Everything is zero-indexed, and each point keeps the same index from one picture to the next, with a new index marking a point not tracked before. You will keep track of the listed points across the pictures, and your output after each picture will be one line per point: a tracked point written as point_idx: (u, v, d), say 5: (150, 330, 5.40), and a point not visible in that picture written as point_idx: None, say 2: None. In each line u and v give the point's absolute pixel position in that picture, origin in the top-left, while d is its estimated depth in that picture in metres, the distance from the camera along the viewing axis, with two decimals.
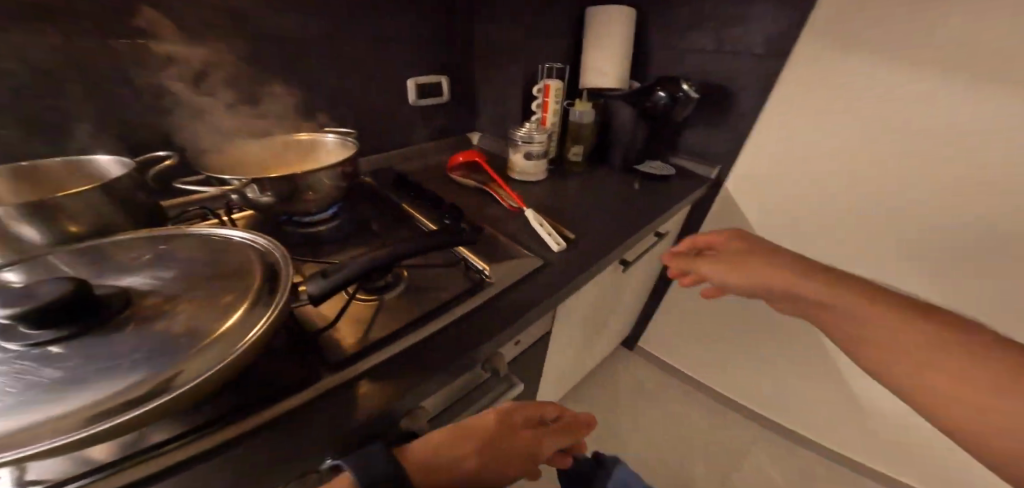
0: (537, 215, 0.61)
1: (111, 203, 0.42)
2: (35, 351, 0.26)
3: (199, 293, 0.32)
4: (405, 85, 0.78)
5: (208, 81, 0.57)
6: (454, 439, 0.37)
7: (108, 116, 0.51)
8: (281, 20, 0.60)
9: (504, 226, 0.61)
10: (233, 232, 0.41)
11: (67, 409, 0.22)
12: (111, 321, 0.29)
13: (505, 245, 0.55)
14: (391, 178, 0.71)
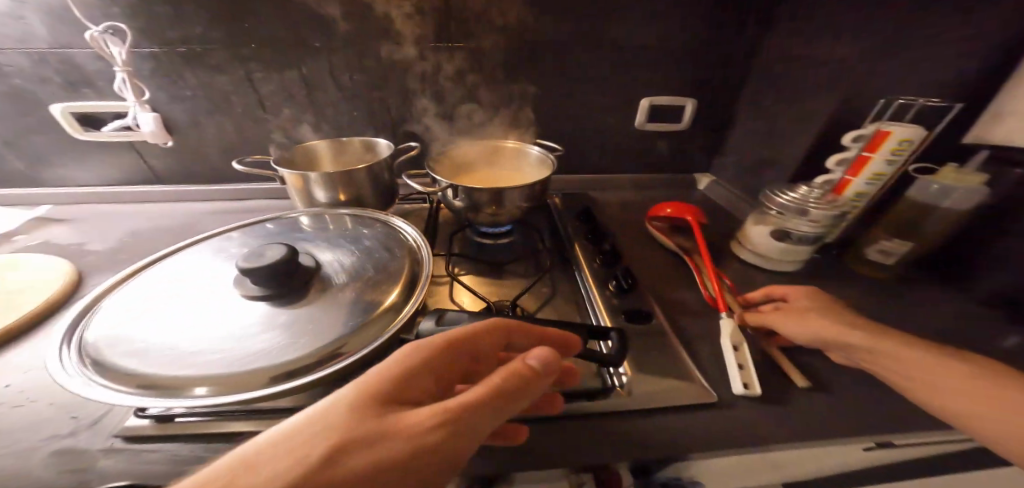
0: (733, 325, 0.39)
1: (368, 184, 0.51)
2: (242, 308, 0.32)
3: (369, 271, 0.36)
4: (640, 102, 0.67)
5: (461, 81, 0.63)
6: (401, 370, 0.21)
7: (400, 110, 0.65)
8: (550, 33, 0.60)
9: (684, 319, 0.44)
10: (405, 225, 0.45)
11: (262, 364, 0.27)
12: (300, 291, 0.33)
13: (672, 347, 0.39)
14: (580, 209, 0.63)
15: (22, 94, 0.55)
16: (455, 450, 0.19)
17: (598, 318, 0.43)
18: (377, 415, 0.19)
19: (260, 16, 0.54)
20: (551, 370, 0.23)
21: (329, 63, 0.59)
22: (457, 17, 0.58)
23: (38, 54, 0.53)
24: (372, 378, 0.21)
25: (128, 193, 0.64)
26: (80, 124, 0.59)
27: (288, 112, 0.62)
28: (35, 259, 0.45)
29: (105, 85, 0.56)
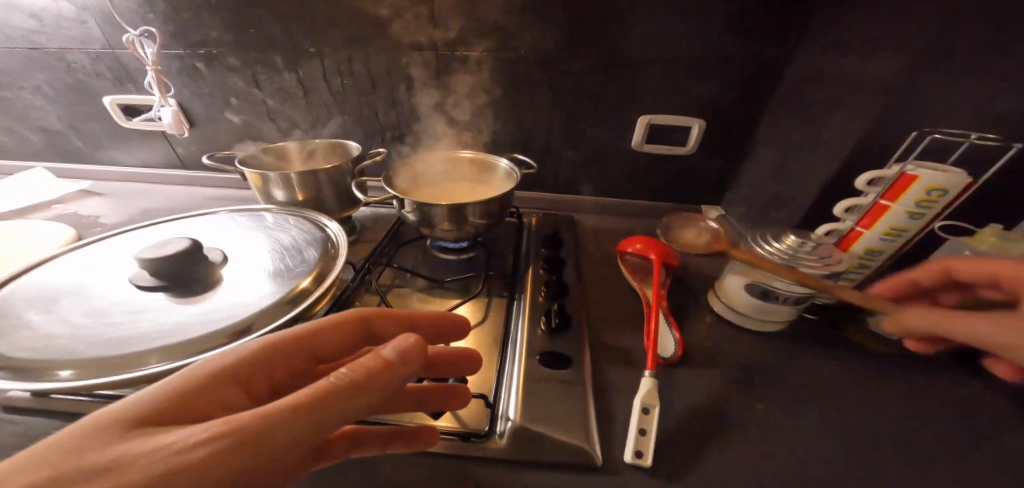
0: (655, 387, 0.33)
1: (330, 188, 0.52)
2: (134, 296, 0.33)
3: (273, 266, 0.38)
4: (637, 121, 0.60)
5: (447, 90, 0.62)
6: (172, 388, 0.18)
7: (388, 116, 0.66)
8: (540, 45, 0.57)
9: (612, 369, 0.39)
10: (336, 225, 0.45)
11: (107, 356, 0.28)
12: (197, 282, 0.35)
13: (576, 399, 0.34)
14: (549, 232, 0.59)
15: (78, 87, 0.63)
16: (266, 452, 0.17)
17: (515, 355, 0.39)
18: (129, 440, 0.16)
19: (263, 21, 0.57)
20: (404, 357, 0.21)
21: (322, 66, 0.61)
22: (445, 26, 0.57)
23: (94, 54, 0.59)
24: (154, 392, 0.18)
25: (149, 175, 0.70)
26: (124, 113, 0.65)
27: (287, 112, 0.66)
28: (45, 228, 0.52)
29: (142, 81, 0.61)
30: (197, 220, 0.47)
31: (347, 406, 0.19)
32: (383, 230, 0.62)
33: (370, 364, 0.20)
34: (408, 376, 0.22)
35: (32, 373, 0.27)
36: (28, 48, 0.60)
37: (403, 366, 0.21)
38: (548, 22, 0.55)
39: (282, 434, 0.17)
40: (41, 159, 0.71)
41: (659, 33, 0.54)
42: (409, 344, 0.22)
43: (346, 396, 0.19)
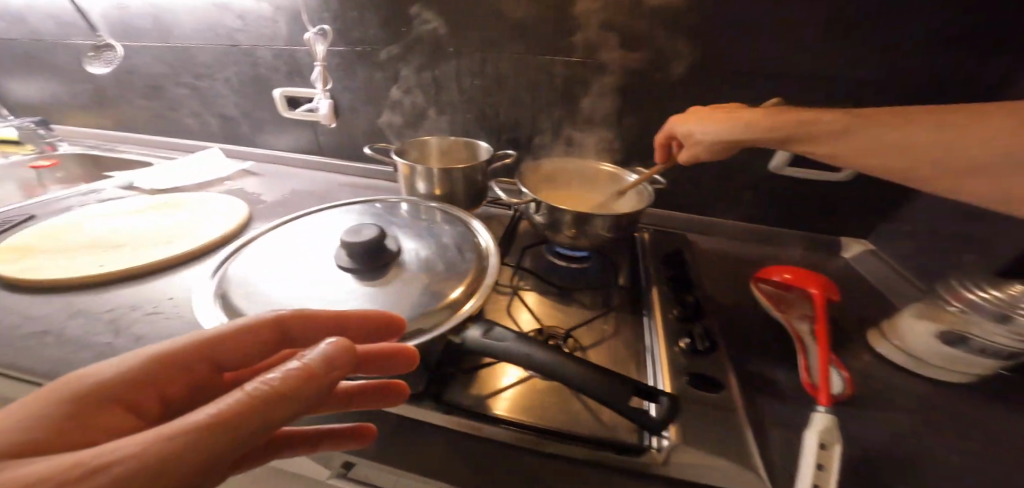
0: (832, 425, 0.29)
1: (462, 185, 0.55)
2: (334, 276, 0.37)
3: (440, 265, 0.40)
4: (778, 152, 0.55)
5: (575, 97, 0.63)
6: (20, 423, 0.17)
7: (510, 119, 0.68)
8: (681, 55, 0.55)
9: (757, 403, 0.37)
10: (485, 232, 0.45)
11: None
12: (382, 271, 0.38)
13: (738, 435, 0.31)
14: (670, 249, 0.57)
15: (257, 79, 0.74)
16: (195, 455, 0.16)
17: (658, 380, 0.38)
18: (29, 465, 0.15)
19: (416, 24, 0.62)
20: (332, 362, 0.21)
21: (458, 68, 0.65)
22: (585, 33, 0.57)
23: (277, 50, 0.70)
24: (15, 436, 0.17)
25: (298, 160, 0.82)
26: (286, 104, 0.75)
27: (418, 108, 0.71)
28: (221, 201, 0.62)
29: (307, 75, 0.71)
30: (361, 207, 0.51)
31: (278, 411, 0.18)
32: (497, 230, 0.64)
33: (296, 373, 0.19)
34: (338, 381, 0.21)
35: (252, 338, 0.31)
36: (227, 44, 0.71)
37: (335, 370, 0.21)
38: (695, 32, 0.53)
39: (206, 455, 0.16)
40: (216, 138, 0.85)
41: (821, 47, 0.50)
42: (335, 350, 0.21)
43: (271, 406, 0.18)
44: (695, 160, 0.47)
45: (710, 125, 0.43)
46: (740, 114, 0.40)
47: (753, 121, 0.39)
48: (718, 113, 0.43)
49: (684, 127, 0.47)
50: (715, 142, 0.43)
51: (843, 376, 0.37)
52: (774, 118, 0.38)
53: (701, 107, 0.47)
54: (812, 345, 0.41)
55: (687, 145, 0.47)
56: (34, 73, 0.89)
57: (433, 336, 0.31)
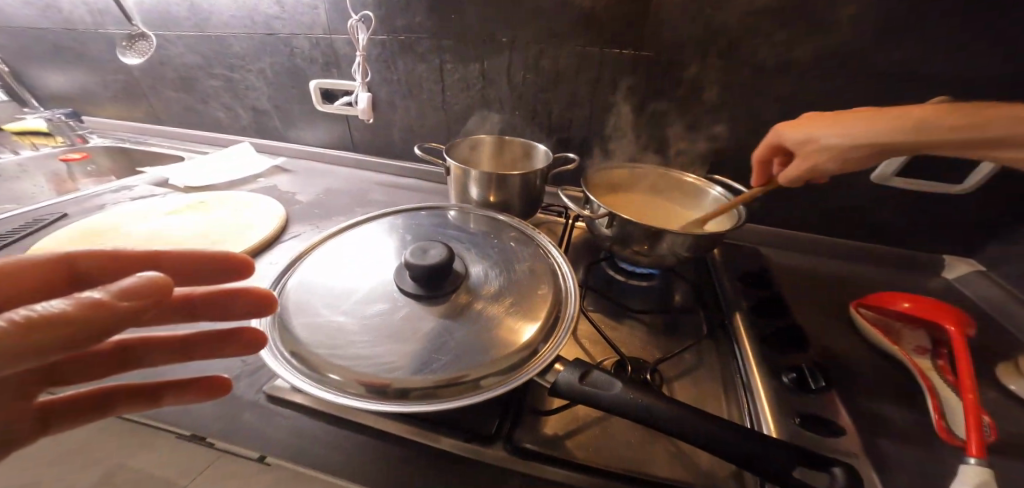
0: (991, 480, 0.25)
1: (518, 190, 0.51)
2: (401, 302, 0.33)
3: (515, 293, 0.36)
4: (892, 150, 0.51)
5: (641, 94, 0.58)
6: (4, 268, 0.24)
7: (564, 117, 0.63)
8: (768, 47, 0.50)
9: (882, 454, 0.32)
10: (558, 253, 0.42)
11: (382, 371, 0.28)
12: (453, 298, 0.34)
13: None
14: (749, 270, 0.53)
15: (293, 70, 0.70)
16: None
17: (759, 417, 0.32)
18: None
19: (468, 11, 0.57)
20: (131, 293, 0.18)
21: (511, 59, 0.60)
22: (659, 22, 0.52)
23: (315, 39, 0.65)
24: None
25: (332, 156, 0.77)
26: (322, 98, 0.71)
27: (462, 103, 0.66)
28: (256, 200, 0.59)
29: (346, 67, 0.67)
30: (413, 215, 0.47)
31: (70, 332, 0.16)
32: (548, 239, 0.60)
33: (73, 305, 0.16)
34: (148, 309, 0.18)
35: (318, 371, 0.28)
36: (263, 33, 0.67)
37: (131, 300, 0.18)
38: (789, 22, 0.48)
39: None
40: (248, 133, 0.82)
41: (931, 41, 0.45)
42: (143, 282, 0.18)
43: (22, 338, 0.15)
44: (812, 173, 0.40)
45: (849, 127, 0.37)
46: (905, 111, 0.34)
47: (923, 120, 0.33)
48: (855, 116, 0.37)
49: (801, 133, 0.41)
50: (849, 152, 0.37)
51: (986, 420, 0.32)
52: (952, 119, 0.32)
53: (816, 114, 0.42)
54: (939, 385, 0.36)
55: (804, 155, 0.40)
56: (63, 63, 0.86)
57: (522, 380, 0.28)
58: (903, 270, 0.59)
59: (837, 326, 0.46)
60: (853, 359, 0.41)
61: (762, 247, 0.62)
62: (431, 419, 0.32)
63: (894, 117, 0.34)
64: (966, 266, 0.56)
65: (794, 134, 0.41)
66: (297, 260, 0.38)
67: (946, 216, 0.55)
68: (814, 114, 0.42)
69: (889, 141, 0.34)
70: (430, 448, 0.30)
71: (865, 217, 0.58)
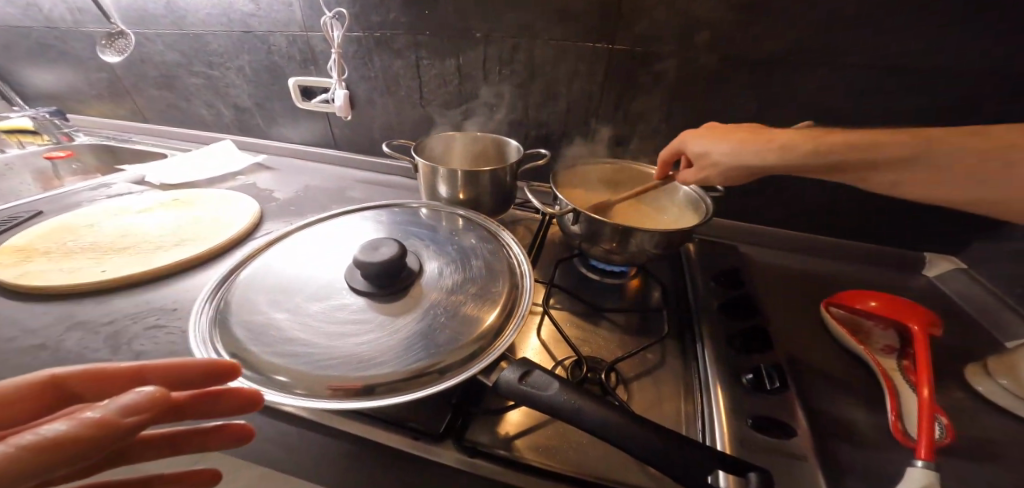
0: (936, 483, 0.25)
1: (487, 187, 0.50)
2: (348, 300, 0.33)
3: (468, 289, 0.35)
4: None
5: (616, 90, 0.57)
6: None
7: (540, 113, 0.62)
8: (741, 41, 0.49)
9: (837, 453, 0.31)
10: (520, 249, 0.41)
11: (321, 370, 0.27)
12: (404, 295, 0.34)
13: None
14: (723, 267, 0.52)
15: (271, 68, 0.70)
16: None
17: (714, 415, 0.32)
18: None
19: (440, 6, 0.57)
20: (133, 409, 0.18)
21: (485, 55, 0.59)
22: (630, 16, 0.51)
23: (291, 37, 0.65)
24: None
25: (314, 153, 0.78)
26: (301, 95, 0.71)
27: (439, 99, 0.66)
28: (233, 197, 0.60)
29: (323, 64, 0.67)
30: (379, 212, 0.47)
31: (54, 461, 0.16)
32: (523, 236, 0.60)
33: (73, 425, 0.16)
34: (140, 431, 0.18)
35: (259, 370, 0.28)
36: (240, 30, 0.67)
37: (133, 417, 0.18)
38: (762, 15, 0.47)
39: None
40: (231, 130, 0.83)
41: (905, 34, 0.44)
42: (143, 397, 0.18)
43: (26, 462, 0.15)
44: (704, 182, 0.44)
45: (732, 146, 0.39)
46: (772, 137, 0.37)
47: (786, 146, 0.36)
48: (737, 136, 0.40)
49: (698, 146, 0.43)
50: (732, 170, 0.40)
51: (942, 421, 0.32)
52: (809, 150, 0.35)
53: (715, 124, 0.43)
54: (899, 384, 0.35)
55: (699, 167, 0.43)
56: (48, 62, 0.87)
57: (464, 377, 0.27)
58: (883, 268, 0.58)
59: (808, 325, 0.46)
60: (818, 358, 0.41)
61: (739, 243, 0.62)
62: (381, 417, 0.31)
63: (768, 138, 0.37)
64: (948, 263, 0.55)
65: (693, 145, 0.43)
66: (247, 262, 0.38)
67: (926, 213, 0.54)
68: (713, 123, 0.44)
69: (757, 164, 0.38)
70: (374, 444, 0.30)
71: (845, 214, 0.57)
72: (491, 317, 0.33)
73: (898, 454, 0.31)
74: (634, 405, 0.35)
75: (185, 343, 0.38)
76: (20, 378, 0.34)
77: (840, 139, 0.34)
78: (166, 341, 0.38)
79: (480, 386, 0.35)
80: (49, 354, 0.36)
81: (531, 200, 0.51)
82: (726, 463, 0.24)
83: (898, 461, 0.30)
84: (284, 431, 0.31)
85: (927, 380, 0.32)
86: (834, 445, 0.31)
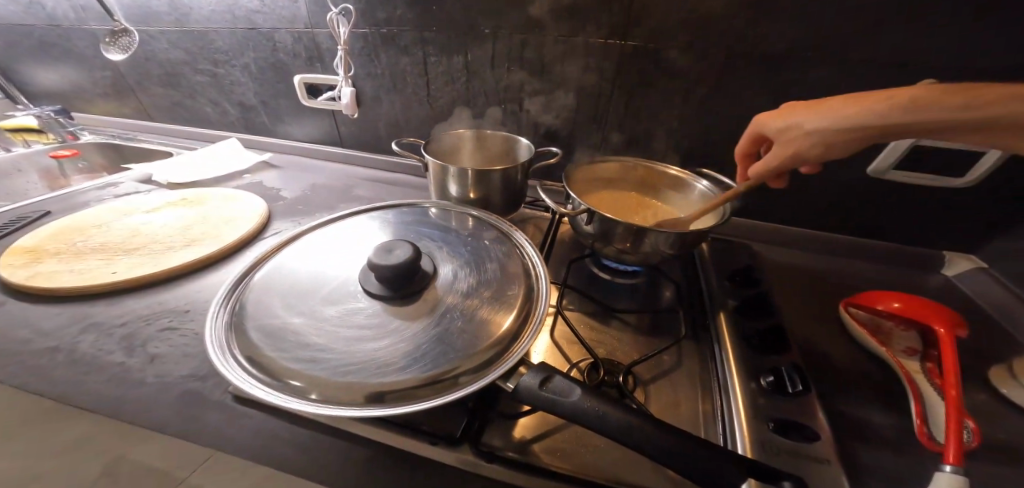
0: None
1: (498, 186, 0.50)
2: (362, 304, 0.32)
3: (482, 292, 0.35)
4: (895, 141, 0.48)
5: (626, 87, 0.56)
6: None
7: (549, 110, 0.62)
8: (757, 36, 0.48)
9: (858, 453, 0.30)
10: (535, 251, 0.41)
11: (337, 376, 0.27)
12: (418, 298, 0.34)
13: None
14: (738, 266, 0.52)
15: (276, 65, 0.70)
16: None
17: (733, 417, 0.31)
18: None
19: (447, 1, 0.56)
20: None
21: (494, 51, 0.58)
22: (643, 11, 0.50)
23: (297, 33, 0.64)
24: None
25: (320, 151, 0.77)
26: (307, 93, 0.70)
27: (447, 97, 0.65)
28: (241, 197, 0.59)
29: (329, 61, 0.66)
30: (389, 212, 0.46)
31: None
32: (533, 234, 0.59)
33: None
34: None
35: (274, 376, 0.27)
36: (245, 27, 0.66)
37: None
38: (779, 10, 0.45)
39: None
40: (236, 128, 0.82)
41: (929, 28, 0.42)
42: None
43: None
44: (792, 159, 0.39)
45: (833, 109, 0.35)
46: (891, 93, 0.32)
47: (918, 99, 0.31)
48: (839, 99, 0.35)
49: (786, 119, 0.39)
50: (830, 136, 0.36)
51: (969, 425, 0.31)
52: (952, 97, 0.30)
53: (796, 104, 0.40)
54: (923, 387, 0.35)
55: (785, 141, 0.39)
56: (51, 60, 0.87)
57: (483, 382, 0.27)
58: (900, 267, 0.57)
59: (826, 326, 0.45)
60: (837, 360, 0.40)
61: (752, 241, 0.61)
62: (397, 420, 0.31)
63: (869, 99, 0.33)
64: (968, 263, 0.54)
65: (775, 122, 0.40)
66: (260, 262, 0.38)
67: (947, 213, 0.52)
68: (791, 103, 0.42)
69: (875, 121, 0.32)
70: (390, 448, 0.30)
71: (861, 212, 0.56)
72: (508, 321, 0.32)
73: (925, 460, 0.30)
74: (651, 406, 0.35)
75: (198, 345, 0.38)
76: (37, 380, 0.34)
77: (967, 95, 0.29)
78: (179, 343, 0.38)
79: (496, 388, 0.34)
80: (64, 355, 0.36)
81: (543, 199, 0.50)
82: (751, 467, 0.23)
83: (923, 466, 0.29)
84: (298, 435, 0.31)
85: (955, 381, 0.31)
86: (857, 449, 0.31)
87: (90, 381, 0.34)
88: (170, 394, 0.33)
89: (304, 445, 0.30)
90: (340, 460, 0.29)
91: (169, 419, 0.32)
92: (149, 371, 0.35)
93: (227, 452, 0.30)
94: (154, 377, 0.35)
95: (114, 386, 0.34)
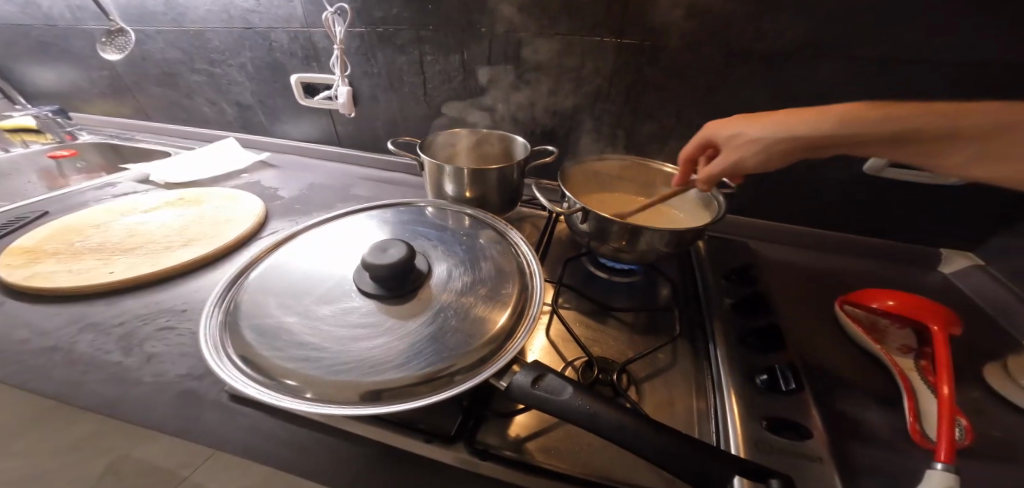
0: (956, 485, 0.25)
1: (495, 185, 0.50)
2: (357, 303, 0.33)
3: (478, 291, 0.35)
4: None
5: (623, 85, 0.56)
6: None
7: (546, 109, 0.61)
8: (754, 33, 0.47)
9: (850, 450, 0.31)
10: (530, 250, 0.41)
11: (329, 375, 0.27)
12: (413, 297, 0.34)
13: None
14: (734, 264, 0.52)
15: (273, 65, 0.70)
16: None
17: (727, 415, 0.32)
18: None
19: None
20: None
21: (490, 49, 0.58)
22: (639, 8, 0.50)
23: (293, 33, 0.64)
24: None
25: (317, 151, 0.77)
26: (303, 92, 0.70)
27: (443, 96, 0.65)
28: (240, 196, 0.59)
29: (326, 60, 0.66)
30: (386, 211, 0.46)
31: None
32: (530, 233, 0.59)
33: None
34: None
35: (268, 373, 0.28)
36: (241, 27, 0.66)
37: None
38: (775, 9, 0.45)
39: None
40: (234, 128, 0.82)
41: (927, 25, 0.42)
42: None
43: None
44: (735, 169, 0.40)
45: (774, 119, 0.36)
46: (828, 107, 0.33)
47: (855, 114, 0.32)
48: (779, 112, 0.36)
49: (730, 129, 0.40)
50: (772, 146, 0.36)
51: (962, 423, 0.31)
52: (884, 110, 0.31)
53: (744, 114, 0.41)
54: (915, 383, 0.35)
55: (730, 150, 0.40)
56: (49, 60, 0.87)
57: (476, 380, 0.27)
58: (897, 265, 0.57)
59: (822, 324, 0.45)
60: (833, 358, 0.40)
61: (749, 239, 0.61)
62: (393, 418, 0.31)
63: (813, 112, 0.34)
64: (964, 260, 0.54)
65: (721, 129, 0.40)
66: (258, 262, 0.38)
67: (944, 211, 0.52)
68: (736, 115, 0.42)
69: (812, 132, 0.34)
70: (383, 445, 0.30)
71: (859, 210, 0.56)
72: (502, 319, 0.32)
73: (917, 457, 0.30)
74: (646, 403, 0.35)
75: (196, 344, 0.38)
76: (36, 379, 0.34)
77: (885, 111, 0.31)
78: (177, 342, 0.38)
79: (491, 388, 0.35)
80: (63, 354, 0.36)
81: (539, 197, 0.50)
82: (744, 464, 0.24)
83: (915, 464, 0.30)
84: (294, 434, 0.31)
85: (943, 374, 0.32)
86: (851, 446, 0.31)
87: (88, 380, 0.34)
88: (168, 393, 0.34)
89: (299, 443, 0.30)
90: (335, 460, 0.30)
91: (166, 417, 0.32)
92: (146, 370, 0.35)
93: (224, 450, 0.30)
94: (152, 376, 0.35)
95: (111, 385, 0.34)
